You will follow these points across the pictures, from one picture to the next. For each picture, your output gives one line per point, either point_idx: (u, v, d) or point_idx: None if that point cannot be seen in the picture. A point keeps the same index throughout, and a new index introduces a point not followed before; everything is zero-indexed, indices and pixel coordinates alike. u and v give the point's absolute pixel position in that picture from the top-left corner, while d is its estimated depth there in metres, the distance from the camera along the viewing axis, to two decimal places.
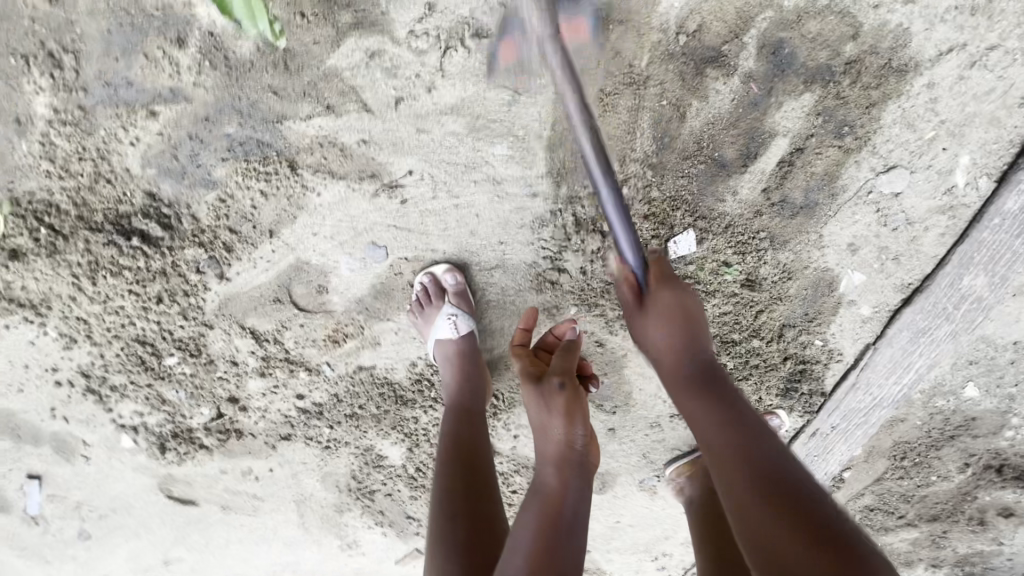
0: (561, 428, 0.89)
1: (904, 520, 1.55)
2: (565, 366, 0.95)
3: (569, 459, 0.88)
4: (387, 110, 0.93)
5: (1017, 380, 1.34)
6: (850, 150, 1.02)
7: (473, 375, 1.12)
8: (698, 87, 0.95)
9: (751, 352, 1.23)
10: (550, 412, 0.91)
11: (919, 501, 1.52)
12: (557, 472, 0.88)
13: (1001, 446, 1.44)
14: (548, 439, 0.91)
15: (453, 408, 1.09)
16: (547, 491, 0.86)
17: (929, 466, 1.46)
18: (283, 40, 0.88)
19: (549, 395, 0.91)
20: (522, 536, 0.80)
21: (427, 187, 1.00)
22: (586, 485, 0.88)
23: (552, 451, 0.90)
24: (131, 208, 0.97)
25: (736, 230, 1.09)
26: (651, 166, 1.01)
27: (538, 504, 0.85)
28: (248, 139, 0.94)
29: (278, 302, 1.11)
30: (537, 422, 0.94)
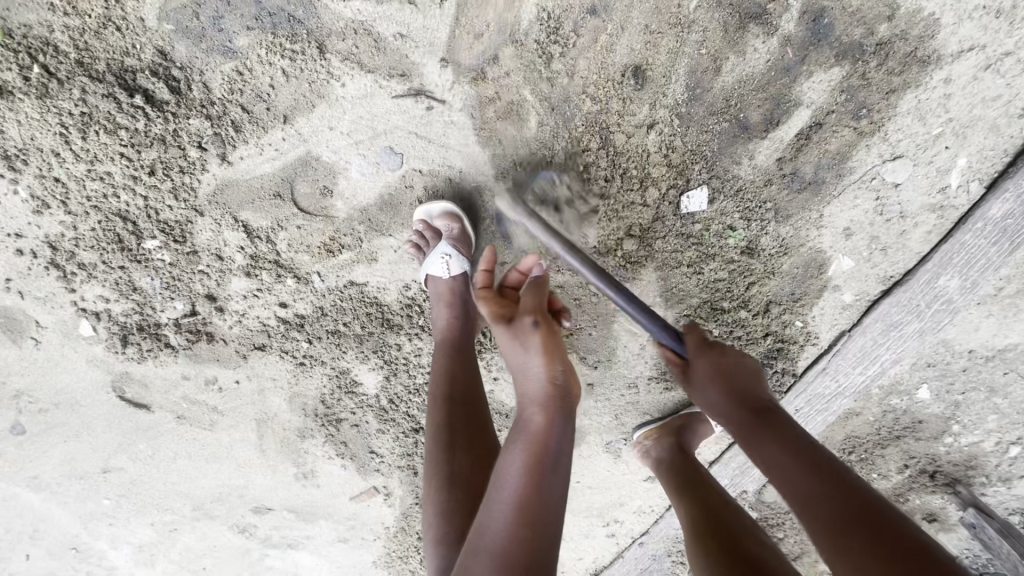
0: (540, 365, 0.84)
1: None
2: (535, 301, 0.90)
3: (549, 396, 0.83)
4: (431, 6, 0.91)
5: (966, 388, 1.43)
6: (865, 133, 1.07)
7: (464, 311, 1.10)
8: (738, 41, 0.97)
9: (736, 322, 1.27)
10: (527, 352, 0.86)
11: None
12: (541, 414, 0.82)
13: (938, 452, 1.53)
14: (526, 381, 0.85)
15: (444, 343, 1.08)
16: (530, 433, 0.81)
17: (871, 462, 1.56)
18: None
19: (524, 334, 0.86)
20: (505, 479, 0.76)
21: (456, 97, 0.98)
22: (572, 419, 0.84)
23: (533, 392, 0.84)
24: (137, 63, 0.91)
25: (745, 196, 1.12)
26: (679, 116, 1.03)
27: (523, 448, 0.79)
28: (280, 11, 0.90)
29: (278, 198, 1.06)
30: (515, 363, 0.88)
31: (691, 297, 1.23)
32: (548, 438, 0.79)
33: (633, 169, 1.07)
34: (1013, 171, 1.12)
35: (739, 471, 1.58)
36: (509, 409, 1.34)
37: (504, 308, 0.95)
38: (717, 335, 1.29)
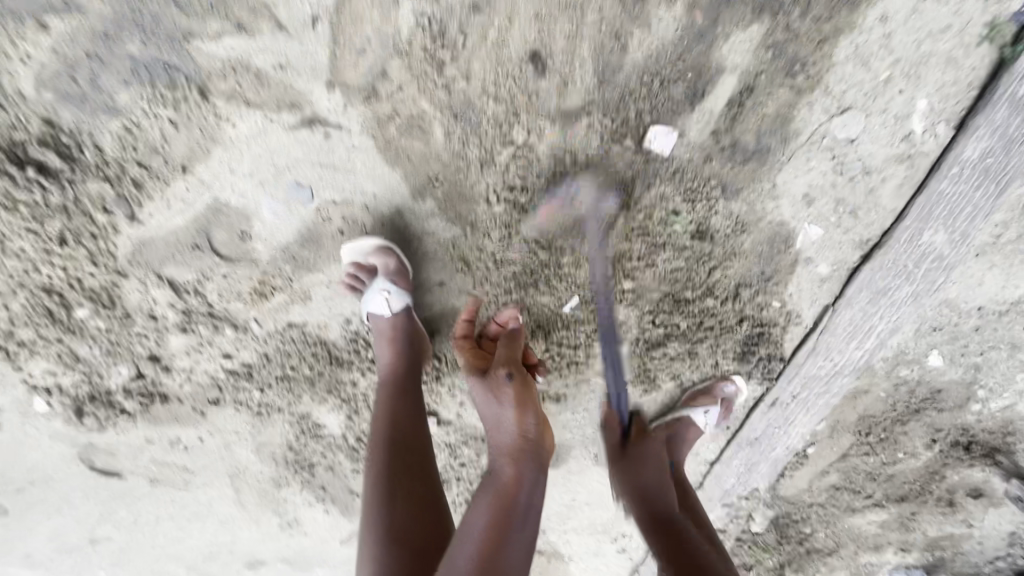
0: (513, 418, 0.89)
1: (871, 499, 1.51)
2: (510, 355, 0.97)
3: (522, 449, 0.87)
4: (305, 30, 0.85)
5: (983, 348, 1.29)
6: (803, 90, 0.98)
7: (410, 350, 1.07)
8: (639, 15, 0.89)
9: (705, 312, 1.18)
10: (501, 406, 0.91)
11: (885, 479, 1.47)
12: (512, 465, 0.86)
13: (968, 422, 1.39)
14: (501, 433, 0.90)
15: (391, 383, 1.04)
16: (500, 481, 0.85)
17: (895, 442, 1.42)
18: None
19: (499, 387, 0.92)
20: (472, 529, 0.80)
21: (353, 120, 0.93)
22: (542, 474, 0.87)
23: (506, 444, 0.89)
24: (26, 135, 0.89)
25: (685, 176, 1.03)
26: (592, 104, 0.95)
27: (491, 497, 0.83)
28: (153, 62, 0.86)
29: (198, 249, 1.03)
30: (490, 416, 0.93)
31: (650, 291, 1.15)
32: (516, 488, 0.84)
33: (556, 166, 1.00)
34: (983, 105, 1.00)
35: (746, 467, 1.47)
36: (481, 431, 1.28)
37: (481, 361, 1.01)
38: (686, 329, 1.20)
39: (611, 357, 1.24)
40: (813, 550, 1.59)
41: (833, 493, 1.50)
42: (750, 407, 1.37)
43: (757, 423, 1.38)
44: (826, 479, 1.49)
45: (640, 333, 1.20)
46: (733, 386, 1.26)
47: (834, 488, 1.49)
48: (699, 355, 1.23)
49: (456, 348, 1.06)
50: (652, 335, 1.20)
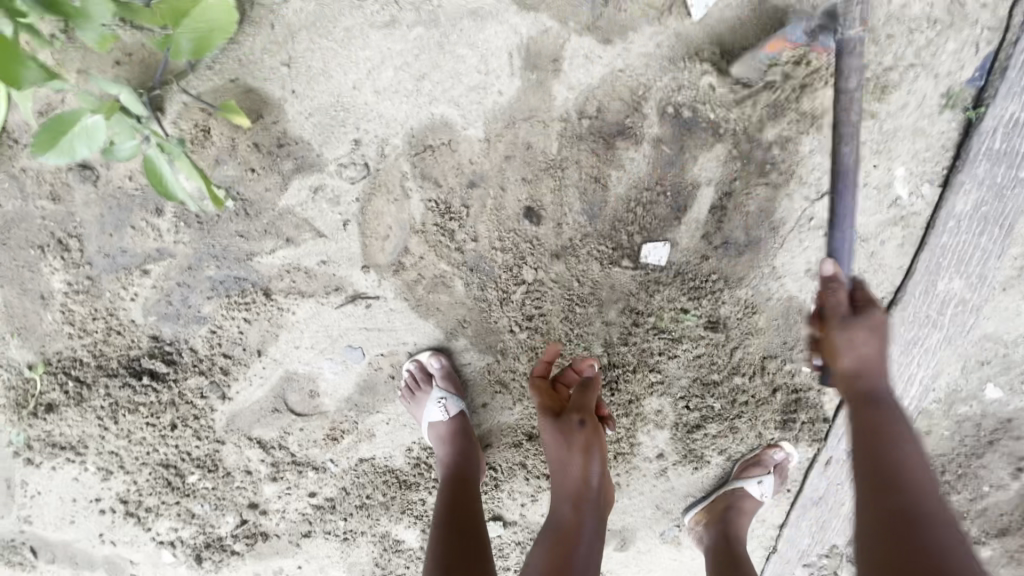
0: (579, 465, 1.03)
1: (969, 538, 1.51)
2: (583, 401, 1.05)
3: (582, 494, 1.03)
4: (338, 231, 1.04)
5: None
6: (779, 185, 1.06)
7: (466, 445, 1.18)
8: (612, 158, 1.02)
9: (736, 389, 1.24)
10: (570, 450, 1.03)
11: (977, 515, 1.48)
12: (573, 509, 1.03)
13: None
14: (565, 477, 1.05)
15: (450, 472, 1.15)
16: (562, 524, 1.02)
17: (976, 477, 1.44)
18: (229, 199, 1.00)
19: (570, 433, 1.03)
20: (537, 565, 0.98)
21: (386, 289, 1.10)
22: (598, 516, 1.03)
23: (569, 489, 1.04)
24: (139, 351, 1.11)
25: (686, 277, 1.12)
26: (586, 235, 1.08)
27: (551, 536, 1.01)
28: (227, 277, 1.07)
29: (277, 411, 1.21)
30: (556, 458, 1.06)
31: (678, 379, 1.22)
32: (575, 530, 1.00)
33: (566, 292, 1.12)
34: (961, 163, 1.05)
35: (819, 527, 1.43)
36: None
37: (556, 403, 1.08)
38: (722, 408, 1.25)
39: (656, 442, 1.30)
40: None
41: None
42: (806, 468, 1.35)
43: (818, 483, 1.37)
44: None
45: (678, 417, 1.26)
46: (782, 453, 1.30)
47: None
48: (740, 429, 1.28)
49: (532, 388, 1.10)
50: (689, 417, 1.27)
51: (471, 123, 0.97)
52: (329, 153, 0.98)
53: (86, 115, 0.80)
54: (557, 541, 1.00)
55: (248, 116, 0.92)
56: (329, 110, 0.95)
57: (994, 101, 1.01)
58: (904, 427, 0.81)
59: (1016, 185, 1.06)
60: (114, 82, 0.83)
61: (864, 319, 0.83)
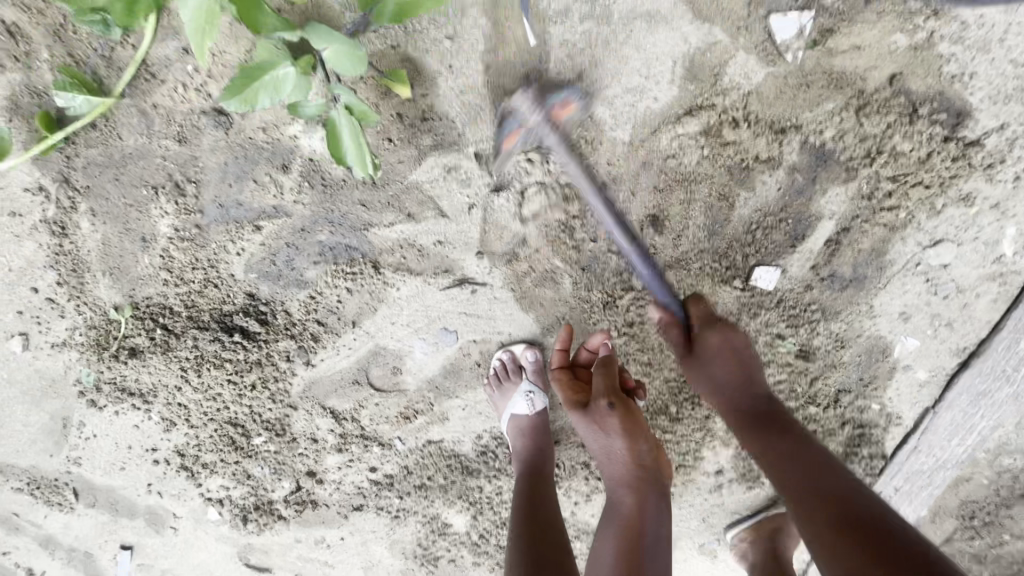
0: (624, 449, 0.98)
1: None
2: (609, 384, 1.01)
3: (641, 476, 0.98)
4: (462, 215, 1.02)
5: None
6: (897, 228, 1.08)
7: (542, 444, 1.18)
8: (745, 179, 1.02)
9: (809, 418, 1.26)
10: (607, 434, 0.99)
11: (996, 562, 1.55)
12: (632, 494, 0.98)
13: None
14: (614, 462, 1.00)
15: (522, 470, 1.16)
16: (626, 511, 0.97)
17: (1001, 525, 1.49)
18: (379, 173, 0.95)
19: (603, 417, 0.99)
20: (608, 555, 0.93)
21: (495, 277, 1.09)
22: (662, 497, 0.98)
23: (619, 475, 1.00)
24: (233, 307, 1.08)
25: (787, 304, 1.13)
26: (702, 251, 1.08)
27: (617, 523, 0.96)
28: (338, 244, 1.04)
29: (356, 384, 1.20)
30: (598, 447, 1.02)
31: None
32: (638, 515, 0.95)
33: None
34: None
35: None
36: (595, 528, 1.34)
37: (581, 390, 1.06)
38: None
39: (717, 458, 1.33)
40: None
41: None
42: None
43: None
44: None
45: None
46: None
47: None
48: None
49: (553, 380, 1.10)
50: None
51: (619, 124, 0.97)
52: (471, 134, 0.96)
53: (279, 66, 0.80)
54: (625, 528, 0.95)
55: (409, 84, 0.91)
56: (481, 92, 0.93)
57: None
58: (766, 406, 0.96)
59: None
60: (325, 38, 0.77)
61: (698, 347, 1.00)
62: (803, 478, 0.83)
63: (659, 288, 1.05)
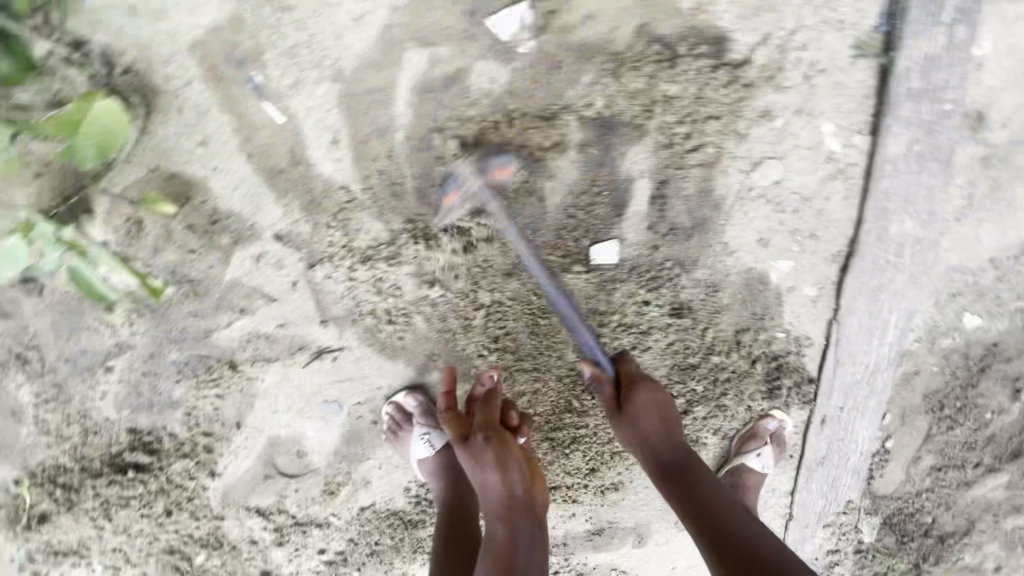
0: (498, 479, 0.97)
1: (983, 466, 1.52)
2: (488, 418, 1.03)
3: (512, 506, 0.95)
4: (289, 293, 1.04)
5: (1017, 294, 1.31)
6: (714, 164, 1.06)
7: (458, 480, 1.18)
8: (541, 170, 1.02)
9: (717, 368, 1.23)
10: (484, 466, 0.98)
11: (986, 442, 1.50)
12: (506, 526, 0.94)
13: None
14: (490, 496, 0.98)
15: (443, 511, 1.15)
16: (497, 546, 0.92)
17: (976, 406, 1.46)
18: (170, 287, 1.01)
19: (479, 450, 0.99)
20: None
21: (349, 339, 1.10)
22: (536, 528, 0.95)
23: (496, 505, 0.97)
24: (120, 446, 1.11)
25: (640, 270, 1.12)
26: (532, 248, 1.08)
27: (486, 561, 0.90)
28: (191, 358, 1.07)
29: (269, 477, 1.22)
30: (476, 480, 1.00)
31: (658, 369, 1.22)
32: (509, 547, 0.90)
33: (526, 307, 1.13)
34: (886, 107, 1.05)
35: (831, 485, 1.44)
36: None
37: (463, 426, 1.06)
38: (706, 389, 1.25)
39: None
40: (947, 536, 1.56)
41: (936, 475, 1.53)
42: (803, 431, 1.35)
43: (819, 444, 1.37)
44: (924, 463, 1.52)
45: None
46: (776, 419, 1.30)
47: (937, 470, 1.53)
48: (728, 406, 1.27)
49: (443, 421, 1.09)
50: (678, 406, 1.25)
51: (397, 162, 0.98)
52: (262, 218, 0.98)
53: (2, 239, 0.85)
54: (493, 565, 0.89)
55: (170, 201, 0.94)
56: (254, 179, 0.96)
57: (904, 43, 1.02)
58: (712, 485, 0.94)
59: (943, 119, 1.07)
60: None
61: (631, 403, 1.01)
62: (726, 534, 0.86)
63: (586, 335, 1.02)
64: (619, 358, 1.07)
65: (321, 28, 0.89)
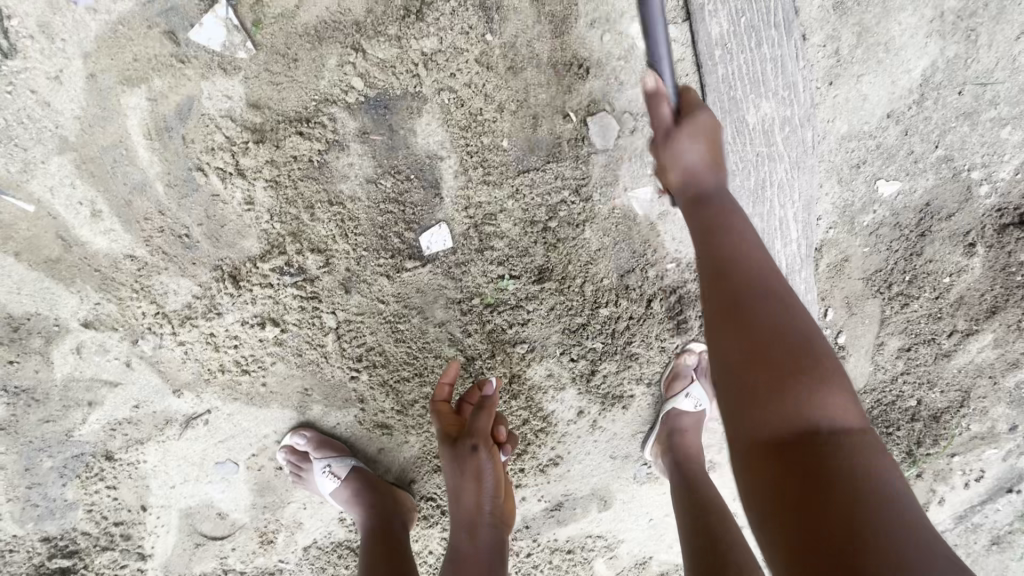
0: (473, 491, 0.97)
1: (957, 335, 1.28)
2: (478, 426, 1.00)
3: (479, 521, 0.96)
4: (128, 372, 1.00)
5: (936, 142, 1.12)
6: (512, 108, 0.95)
7: (382, 501, 1.09)
8: (330, 174, 0.93)
9: (614, 318, 1.11)
10: (464, 477, 0.98)
11: (955, 307, 1.25)
12: (469, 537, 0.94)
13: (987, 202, 1.18)
14: (459, 503, 0.98)
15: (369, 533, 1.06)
16: (461, 553, 0.92)
17: (928, 273, 1.23)
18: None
19: (463, 459, 0.98)
20: None
21: (211, 399, 1.05)
22: (499, 544, 0.95)
23: (464, 519, 0.96)
24: (44, 554, 1.10)
25: (485, 243, 1.02)
26: (357, 255, 0.98)
27: (450, 563, 0.92)
28: (65, 459, 1.05)
29: (201, 544, 1.17)
30: (452, 483, 0.99)
31: (549, 338, 1.12)
32: (474, 561, 0.91)
33: (380, 318, 1.04)
34: None
35: None
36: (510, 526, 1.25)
37: (453, 427, 1.02)
38: (606, 344, 1.14)
39: (567, 403, 1.20)
40: (944, 418, 1.34)
41: (908, 357, 1.30)
42: None
43: None
44: (890, 348, 1.30)
45: (570, 372, 1.16)
46: (694, 351, 1.17)
47: (905, 350, 1.30)
48: (643, 352, 1.15)
49: (432, 412, 1.05)
50: (581, 368, 1.15)
51: (175, 212, 0.91)
52: (62, 310, 0.94)
53: None
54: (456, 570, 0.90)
55: None
56: (36, 274, 0.91)
57: None
58: (821, 353, 0.60)
59: None
60: None
61: (685, 126, 0.82)
62: (768, 356, 0.60)
63: (665, 78, 0.83)
64: (681, 88, 0.85)
65: (24, 98, 0.83)
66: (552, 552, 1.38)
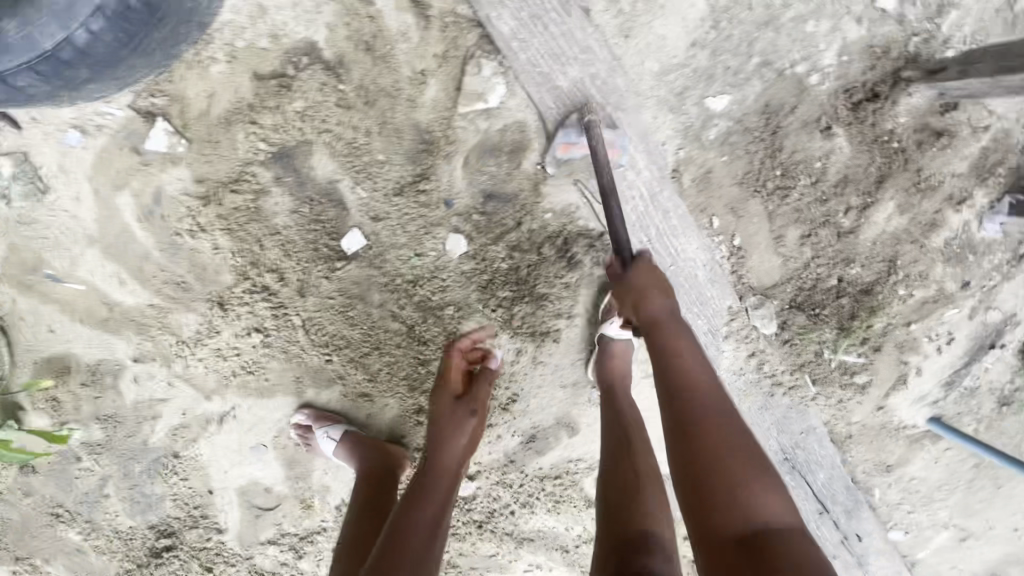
0: (458, 440, 1.26)
1: (858, 211, 1.40)
2: (478, 395, 1.34)
3: (453, 468, 1.22)
4: (172, 389, 1.40)
5: (742, 55, 1.31)
6: (378, 130, 1.26)
7: (372, 450, 1.40)
8: (265, 214, 1.29)
9: (512, 267, 1.38)
10: (460, 426, 1.28)
11: (840, 186, 1.38)
12: (443, 476, 1.19)
13: (818, 91, 1.34)
14: (443, 449, 1.25)
15: (362, 474, 1.37)
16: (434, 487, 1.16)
17: (805, 160, 1.38)
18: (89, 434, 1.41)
19: (462, 415, 1.30)
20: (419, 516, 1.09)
21: (233, 398, 1.43)
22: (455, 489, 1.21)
23: (438, 463, 1.22)
24: (152, 537, 1.51)
25: (392, 234, 1.33)
26: (301, 267, 1.33)
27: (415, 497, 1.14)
28: (149, 462, 1.46)
29: (259, 513, 1.54)
30: (444, 431, 1.27)
31: (467, 296, 1.39)
32: (430, 491, 1.15)
33: (331, 310, 1.37)
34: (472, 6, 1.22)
35: (702, 303, 1.49)
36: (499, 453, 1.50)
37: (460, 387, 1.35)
38: (514, 290, 1.39)
39: (505, 346, 1.45)
40: (872, 288, 1.44)
41: (812, 242, 1.43)
42: None
43: None
44: (792, 239, 1.44)
45: (496, 320, 1.42)
46: None
47: (807, 237, 1.43)
48: (547, 290, 1.40)
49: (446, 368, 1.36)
50: (502, 315, 1.41)
51: (171, 268, 1.30)
52: (119, 353, 1.35)
53: None
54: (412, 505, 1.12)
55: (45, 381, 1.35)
56: (97, 331, 1.33)
57: None
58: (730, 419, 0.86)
59: None
60: None
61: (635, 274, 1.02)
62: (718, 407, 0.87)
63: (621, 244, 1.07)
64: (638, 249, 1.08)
65: (61, 217, 1.26)
66: (542, 479, 1.63)
